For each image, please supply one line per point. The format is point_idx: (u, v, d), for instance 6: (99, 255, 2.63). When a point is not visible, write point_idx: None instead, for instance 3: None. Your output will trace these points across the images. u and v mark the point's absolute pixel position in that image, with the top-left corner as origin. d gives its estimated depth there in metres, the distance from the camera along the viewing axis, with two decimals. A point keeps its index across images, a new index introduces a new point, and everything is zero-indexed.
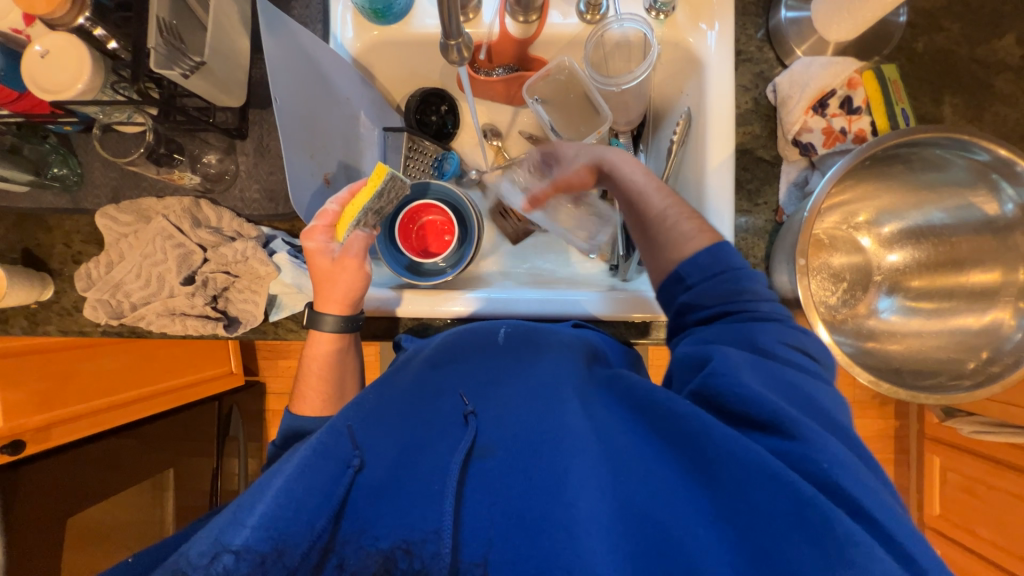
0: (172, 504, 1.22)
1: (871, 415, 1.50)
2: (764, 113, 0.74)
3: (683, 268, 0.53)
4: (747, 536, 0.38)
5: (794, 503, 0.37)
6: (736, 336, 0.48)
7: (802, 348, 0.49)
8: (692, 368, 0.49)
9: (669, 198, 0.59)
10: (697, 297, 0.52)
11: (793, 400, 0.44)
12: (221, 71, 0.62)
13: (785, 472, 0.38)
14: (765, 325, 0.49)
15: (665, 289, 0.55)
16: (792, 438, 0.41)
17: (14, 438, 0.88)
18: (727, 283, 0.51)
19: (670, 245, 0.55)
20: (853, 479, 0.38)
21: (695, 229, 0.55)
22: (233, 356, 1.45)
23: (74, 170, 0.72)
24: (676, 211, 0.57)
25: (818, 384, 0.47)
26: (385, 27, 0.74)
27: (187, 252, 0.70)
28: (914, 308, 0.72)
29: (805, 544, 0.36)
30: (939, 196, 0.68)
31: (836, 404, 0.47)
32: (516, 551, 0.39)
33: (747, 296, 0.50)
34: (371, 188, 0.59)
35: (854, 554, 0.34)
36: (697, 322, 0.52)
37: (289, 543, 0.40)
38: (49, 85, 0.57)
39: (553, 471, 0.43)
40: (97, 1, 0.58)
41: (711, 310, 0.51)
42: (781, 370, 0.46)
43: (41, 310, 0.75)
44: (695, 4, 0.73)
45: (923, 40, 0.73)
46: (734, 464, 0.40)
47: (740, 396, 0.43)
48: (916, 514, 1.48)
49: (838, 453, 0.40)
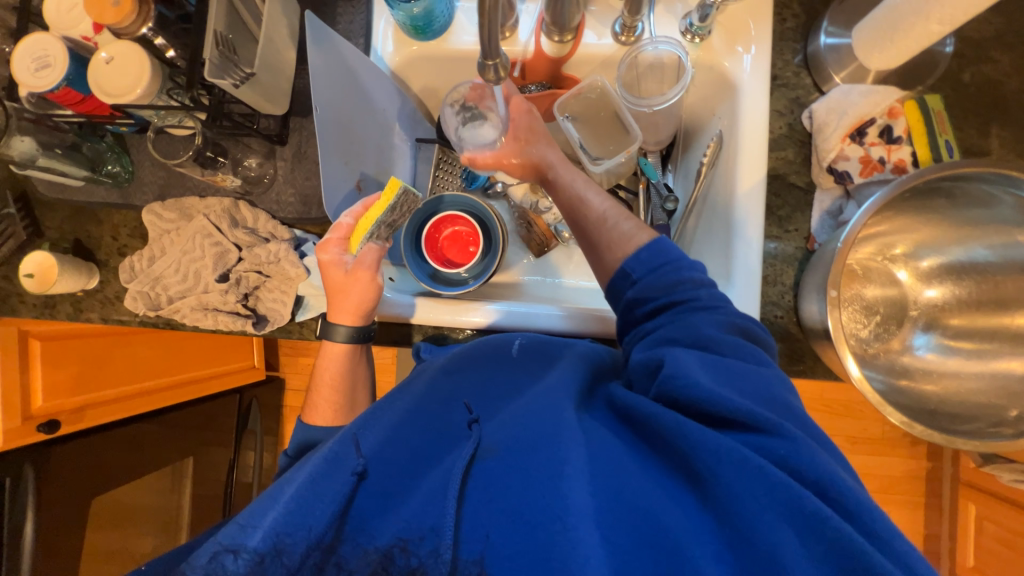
0: (189, 492, 1.25)
1: (901, 454, 1.43)
2: (798, 139, 0.73)
3: (628, 264, 0.56)
4: (732, 527, 0.37)
5: (773, 492, 0.37)
6: (682, 331, 0.49)
7: (744, 333, 0.50)
8: (647, 370, 0.49)
9: (607, 202, 0.64)
10: (643, 290, 0.54)
11: (760, 397, 0.44)
12: (268, 82, 0.65)
13: (758, 461, 0.38)
14: (707, 315, 0.50)
15: (615, 285, 0.57)
16: (757, 428, 0.41)
17: (52, 417, 0.93)
18: (668, 275, 0.53)
19: (613, 245, 0.59)
20: (819, 462, 0.38)
21: (634, 227, 0.60)
22: (256, 351, 1.50)
23: (126, 168, 0.77)
24: (620, 215, 0.61)
25: (770, 370, 0.47)
26: (424, 43, 0.76)
27: (223, 250, 0.73)
28: (952, 347, 0.69)
29: (798, 540, 0.36)
30: (983, 232, 0.65)
31: (789, 390, 0.47)
32: (515, 548, 0.39)
33: (687, 285, 0.52)
34: (383, 203, 0.62)
35: (834, 535, 0.35)
36: (646, 316, 0.53)
37: (288, 543, 0.42)
38: (111, 89, 0.61)
39: (548, 468, 0.42)
40: (160, 13, 0.63)
41: (659, 303, 0.52)
42: (731, 365, 0.46)
43: (86, 298, 0.79)
44: (733, 27, 0.73)
45: (971, 70, 0.71)
46: (706, 455, 0.40)
47: (696, 393, 0.43)
48: (948, 564, 1.39)
49: (799, 439, 0.40)
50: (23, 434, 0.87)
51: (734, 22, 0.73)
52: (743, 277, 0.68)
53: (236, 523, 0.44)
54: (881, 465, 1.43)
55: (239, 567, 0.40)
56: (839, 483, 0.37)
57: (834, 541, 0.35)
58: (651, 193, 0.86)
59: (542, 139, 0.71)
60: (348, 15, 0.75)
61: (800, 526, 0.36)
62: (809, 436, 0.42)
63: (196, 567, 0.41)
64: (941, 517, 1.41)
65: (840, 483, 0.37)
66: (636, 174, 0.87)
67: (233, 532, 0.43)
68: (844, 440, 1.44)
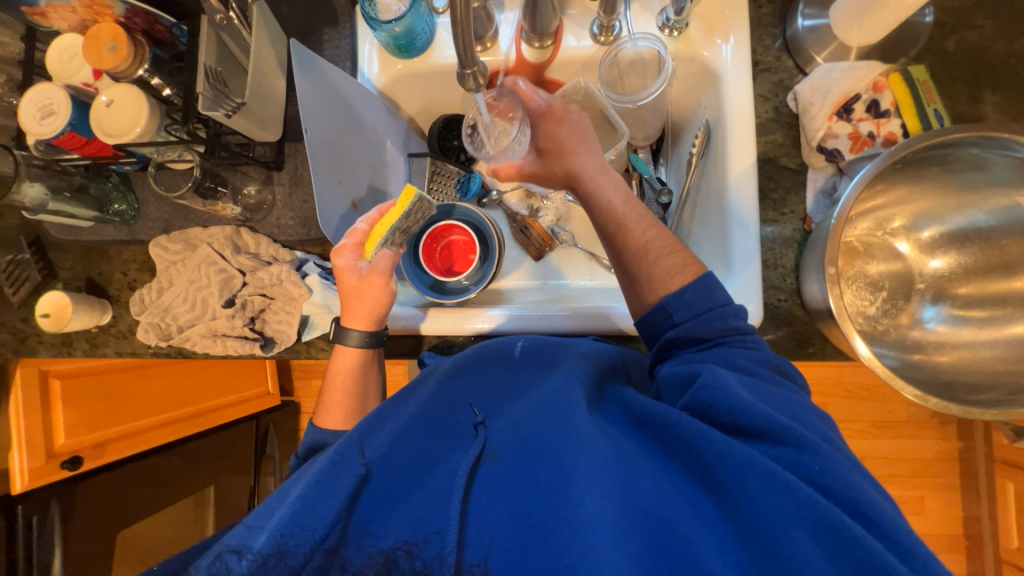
0: (213, 521, 1.29)
1: (929, 435, 1.39)
2: (786, 121, 0.73)
3: (671, 303, 0.54)
4: (751, 536, 0.37)
5: (801, 507, 0.36)
6: (718, 358, 0.50)
7: (778, 369, 0.51)
8: (677, 384, 0.49)
9: (649, 231, 0.59)
10: (684, 332, 0.53)
11: (788, 415, 0.44)
12: (260, 110, 0.67)
13: (788, 476, 0.38)
14: (748, 351, 0.51)
15: (653, 321, 0.56)
16: (782, 439, 0.41)
17: (73, 453, 0.96)
18: (713, 322, 0.52)
19: (656, 282, 0.57)
20: (849, 481, 0.38)
21: (679, 263, 0.57)
22: (270, 377, 1.49)
23: (132, 206, 0.79)
24: (666, 253, 0.58)
25: (802, 399, 0.47)
26: (408, 60, 0.79)
27: (228, 276, 0.74)
28: (964, 317, 0.67)
29: (817, 549, 0.36)
30: (982, 197, 0.64)
31: (826, 421, 0.46)
32: (521, 552, 0.40)
33: (734, 333, 0.52)
34: (400, 209, 0.64)
35: (862, 553, 0.35)
36: (685, 352, 0.53)
37: (291, 545, 0.42)
38: (111, 129, 0.63)
39: (559, 472, 0.43)
40: (155, 55, 0.66)
41: (702, 343, 0.52)
42: (769, 388, 0.46)
43: (101, 334, 0.82)
44: (710, 18, 0.73)
45: (954, 38, 0.71)
46: (734, 467, 0.39)
47: (728, 404, 0.43)
48: (991, 546, 1.33)
49: (831, 455, 0.39)
50: (48, 471, 0.92)
51: (711, 13, 0.73)
52: (741, 262, 0.68)
53: (242, 524, 0.44)
54: (910, 448, 1.39)
55: (243, 567, 0.41)
56: (872, 502, 0.37)
57: (863, 559, 0.35)
58: (644, 187, 0.87)
59: (571, 148, 0.64)
60: (334, 40, 0.78)
61: (827, 544, 0.36)
62: (840, 455, 0.42)
63: (200, 569, 0.42)
64: (979, 499, 1.36)
65: (870, 501, 0.37)
66: (629, 170, 0.88)
67: (239, 532, 0.44)
68: (869, 424, 1.40)
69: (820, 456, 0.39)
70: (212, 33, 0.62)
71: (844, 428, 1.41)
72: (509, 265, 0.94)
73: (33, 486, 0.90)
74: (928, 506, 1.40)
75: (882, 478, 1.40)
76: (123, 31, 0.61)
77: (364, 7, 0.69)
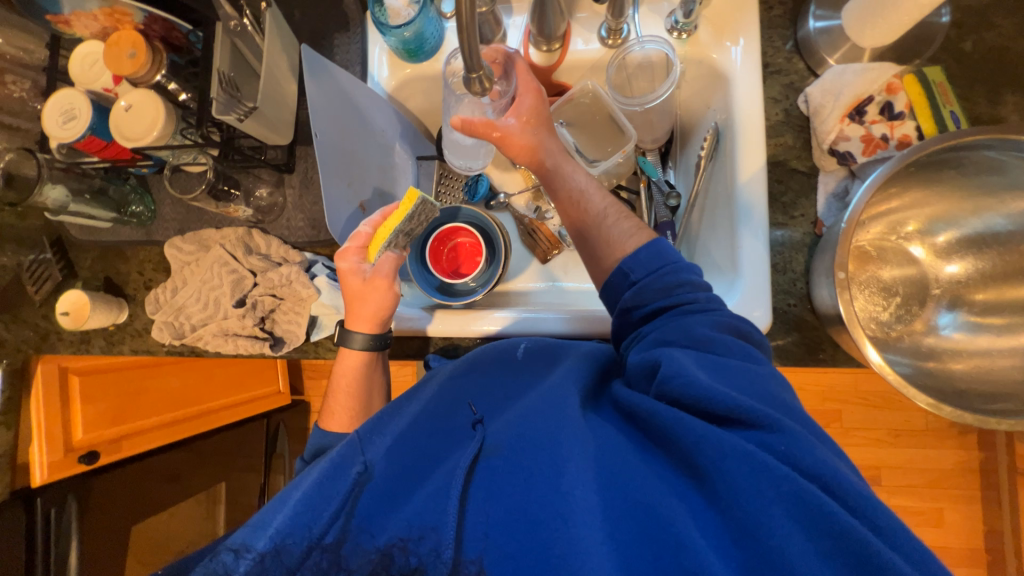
0: (223, 517, 1.30)
1: (948, 445, 1.35)
2: (796, 124, 0.72)
3: (627, 264, 0.54)
4: (734, 521, 0.37)
5: (778, 487, 0.36)
6: (678, 332, 0.48)
7: (740, 335, 0.49)
8: (644, 372, 0.48)
9: (607, 200, 0.63)
10: (640, 294, 0.52)
11: (761, 397, 0.43)
12: (272, 115, 0.69)
13: (764, 457, 0.37)
14: (703, 316, 0.49)
15: (613, 288, 0.55)
16: (757, 422, 0.40)
17: (91, 448, 0.98)
18: (667, 277, 0.51)
19: (611, 245, 0.58)
20: (821, 457, 0.37)
21: (633, 227, 0.59)
22: (281, 376, 1.51)
23: (148, 207, 0.81)
24: (622, 218, 0.60)
25: (766, 368, 0.46)
26: (417, 64, 0.79)
27: (239, 277, 0.76)
28: (981, 324, 0.65)
29: (801, 533, 0.35)
30: (1001, 200, 0.62)
31: (785, 386, 0.46)
32: (516, 545, 0.40)
33: (686, 288, 0.51)
34: (402, 212, 0.63)
35: (833, 528, 0.34)
36: (644, 320, 0.52)
37: (288, 543, 0.43)
38: (129, 133, 0.65)
39: (551, 466, 0.43)
40: (172, 61, 0.68)
41: (654, 308, 0.51)
42: (728, 363, 0.45)
43: (117, 331, 0.84)
44: (719, 21, 0.73)
45: (972, 39, 0.69)
46: (711, 451, 0.39)
47: (694, 391, 0.42)
48: (1013, 561, 1.29)
49: (798, 433, 0.39)
50: (64, 466, 0.95)
51: (720, 16, 0.73)
52: (750, 265, 0.67)
53: (246, 525, 0.45)
54: (927, 457, 1.36)
55: (242, 566, 0.42)
56: (841, 476, 0.36)
57: (840, 534, 0.34)
58: (653, 191, 0.86)
59: (543, 126, 0.67)
60: (345, 45, 0.79)
61: (806, 522, 0.35)
62: (807, 430, 0.41)
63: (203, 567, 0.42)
64: (1000, 512, 1.32)
65: (842, 476, 0.36)
66: (637, 173, 0.88)
67: (241, 533, 0.45)
68: (885, 432, 1.37)
69: (791, 435, 0.39)
70: (226, 39, 0.63)
71: (858, 436, 1.38)
72: (517, 267, 0.94)
73: (52, 479, 0.93)
74: (946, 518, 1.36)
75: (899, 489, 1.37)
76: (141, 38, 0.63)
77: (374, 13, 0.70)
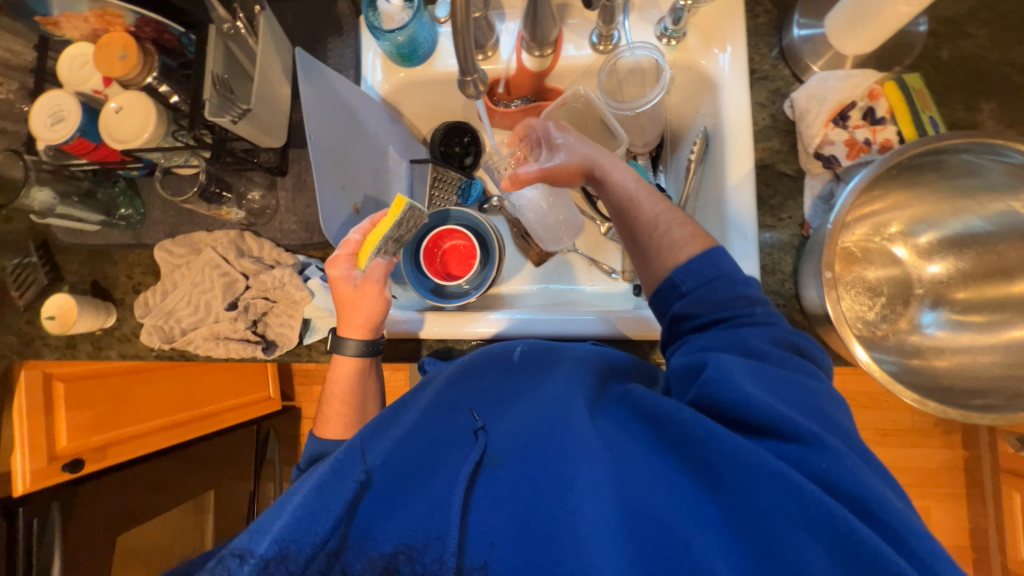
0: (211, 524, 1.27)
1: (934, 444, 1.38)
2: (783, 128, 0.74)
3: (678, 275, 0.54)
4: (754, 537, 0.37)
5: (802, 504, 0.37)
6: (730, 341, 0.48)
7: (794, 348, 0.49)
8: (687, 375, 0.49)
9: (660, 204, 0.61)
10: (691, 304, 0.52)
11: (800, 408, 0.43)
12: (265, 117, 0.69)
13: (795, 475, 0.37)
14: (760, 329, 0.49)
15: (661, 295, 0.56)
16: (791, 435, 0.40)
17: (75, 456, 0.97)
18: (722, 289, 0.51)
19: (664, 254, 0.57)
20: (858, 477, 0.38)
21: (689, 234, 0.57)
22: (271, 382, 1.50)
23: (138, 210, 0.81)
24: (678, 222, 0.58)
25: (821, 385, 0.46)
26: (411, 69, 0.80)
27: (231, 280, 0.75)
28: (962, 322, 0.67)
29: (823, 555, 0.35)
30: (978, 202, 0.65)
31: (838, 404, 0.46)
32: (523, 558, 0.40)
33: (744, 301, 0.51)
34: (391, 219, 0.64)
35: (866, 552, 0.34)
36: (694, 330, 0.52)
37: (294, 549, 0.42)
38: (121, 136, 0.65)
39: (561, 477, 0.43)
40: (164, 63, 0.68)
41: (706, 319, 0.51)
42: (774, 372, 0.45)
43: (104, 336, 0.82)
44: (706, 28, 0.75)
45: (948, 47, 0.72)
46: (738, 466, 0.39)
47: (733, 397, 0.43)
48: (999, 558, 1.32)
49: (839, 451, 0.39)
50: (49, 474, 0.93)
51: (707, 23, 0.75)
52: (741, 267, 0.68)
53: (247, 529, 0.45)
54: (914, 457, 1.38)
55: (244, 571, 0.41)
56: (878, 498, 0.37)
57: (866, 560, 0.35)
58: None
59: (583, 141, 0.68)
60: (338, 49, 0.79)
61: (831, 543, 0.35)
62: (851, 450, 0.41)
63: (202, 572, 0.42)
64: (986, 509, 1.35)
65: (876, 497, 0.37)
66: None
67: (242, 538, 0.44)
68: (872, 432, 1.39)
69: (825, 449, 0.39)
70: (219, 41, 0.64)
71: None
72: (510, 270, 0.95)
73: (34, 488, 0.91)
74: (934, 516, 1.38)
75: None
76: (133, 40, 0.63)
77: (368, 17, 0.70)
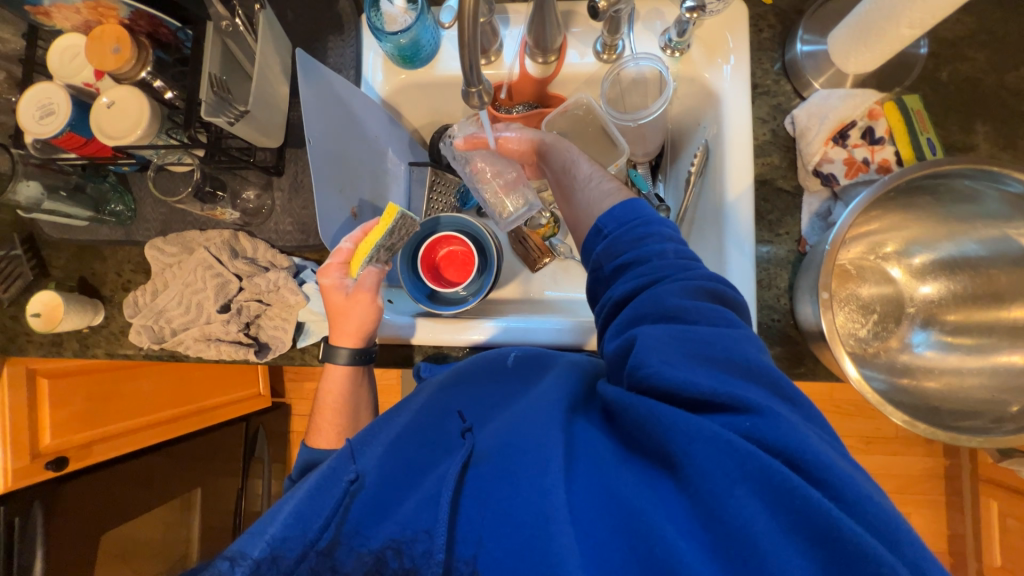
0: (197, 524, 1.24)
1: (918, 452, 1.41)
2: (783, 144, 0.74)
3: (601, 220, 0.55)
4: (699, 502, 0.38)
5: (743, 466, 0.37)
6: (650, 303, 0.47)
7: (716, 295, 0.48)
8: (621, 353, 0.48)
9: (592, 166, 0.65)
10: (612, 243, 0.53)
11: (731, 369, 0.43)
12: (263, 118, 0.67)
13: (730, 437, 0.38)
14: (674, 284, 0.48)
15: (588, 244, 0.57)
16: (726, 404, 0.41)
17: (59, 454, 0.95)
18: (637, 230, 0.52)
19: (590, 205, 0.59)
20: (788, 432, 0.38)
21: (614, 188, 0.60)
22: (262, 379, 1.51)
23: (129, 206, 0.79)
24: (598, 179, 0.62)
25: (741, 332, 0.46)
26: (412, 71, 0.79)
27: (224, 281, 0.74)
28: (952, 344, 0.68)
29: (768, 515, 0.36)
30: (972, 227, 0.66)
31: (759, 347, 0.46)
32: (505, 550, 0.40)
33: (654, 239, 0.52)
34: (383, 227, 0.64)
35: (801, 503, 0.35)
36: (613, 271, 0.53)
37: (284, 550, 0.43)
38: (112, 131, 0.63)
39: (536, 469, 0.43)
40: (158, 58, 0.66)
41: (626, 257, 0.52)
42: (694, 330, 0.45)
43: (92, 334, 0.81)
44: (711, 40, 0.75)
45: (947, 69, 0.72)
46: (679, 434, 0.40)
47: (662, 371, 0.42)
48: (975, 564, 1.35)
49: (771, 413, 0.40)
50: (30, 472, 0.90)
51: (712, 35, 0.74)
52: (738, 282, 0.69)
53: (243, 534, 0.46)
54: (897, 465, 1.41)
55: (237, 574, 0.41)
56: (808, 451, 0.38)
57: (801, 510, 0.35)
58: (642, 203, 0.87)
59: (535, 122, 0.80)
60: (339, 49, 0.78)
61: (768, 497, 0.36)
62: (783, 403, 0.42)
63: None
64: (964, 517, 1.38)
65: (804, 449, 0.38)
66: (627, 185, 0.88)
67: (237, 543, 0.45)
68: (858, 440, 1.42)
69: (765, 415, 0.39)
70: (217, 39, 0.63)
71: None
72: (507, 274, 0.95)
73: (15, 487, 0.88)
74: (915, 523, 1.41)
75: None
76: (126, 33, 0.61)
77: (370, 18, 0.69)
